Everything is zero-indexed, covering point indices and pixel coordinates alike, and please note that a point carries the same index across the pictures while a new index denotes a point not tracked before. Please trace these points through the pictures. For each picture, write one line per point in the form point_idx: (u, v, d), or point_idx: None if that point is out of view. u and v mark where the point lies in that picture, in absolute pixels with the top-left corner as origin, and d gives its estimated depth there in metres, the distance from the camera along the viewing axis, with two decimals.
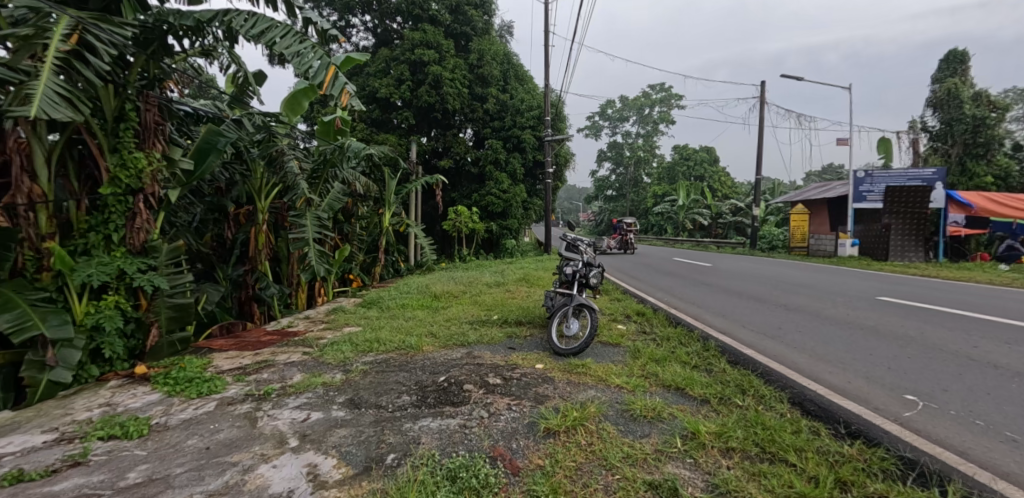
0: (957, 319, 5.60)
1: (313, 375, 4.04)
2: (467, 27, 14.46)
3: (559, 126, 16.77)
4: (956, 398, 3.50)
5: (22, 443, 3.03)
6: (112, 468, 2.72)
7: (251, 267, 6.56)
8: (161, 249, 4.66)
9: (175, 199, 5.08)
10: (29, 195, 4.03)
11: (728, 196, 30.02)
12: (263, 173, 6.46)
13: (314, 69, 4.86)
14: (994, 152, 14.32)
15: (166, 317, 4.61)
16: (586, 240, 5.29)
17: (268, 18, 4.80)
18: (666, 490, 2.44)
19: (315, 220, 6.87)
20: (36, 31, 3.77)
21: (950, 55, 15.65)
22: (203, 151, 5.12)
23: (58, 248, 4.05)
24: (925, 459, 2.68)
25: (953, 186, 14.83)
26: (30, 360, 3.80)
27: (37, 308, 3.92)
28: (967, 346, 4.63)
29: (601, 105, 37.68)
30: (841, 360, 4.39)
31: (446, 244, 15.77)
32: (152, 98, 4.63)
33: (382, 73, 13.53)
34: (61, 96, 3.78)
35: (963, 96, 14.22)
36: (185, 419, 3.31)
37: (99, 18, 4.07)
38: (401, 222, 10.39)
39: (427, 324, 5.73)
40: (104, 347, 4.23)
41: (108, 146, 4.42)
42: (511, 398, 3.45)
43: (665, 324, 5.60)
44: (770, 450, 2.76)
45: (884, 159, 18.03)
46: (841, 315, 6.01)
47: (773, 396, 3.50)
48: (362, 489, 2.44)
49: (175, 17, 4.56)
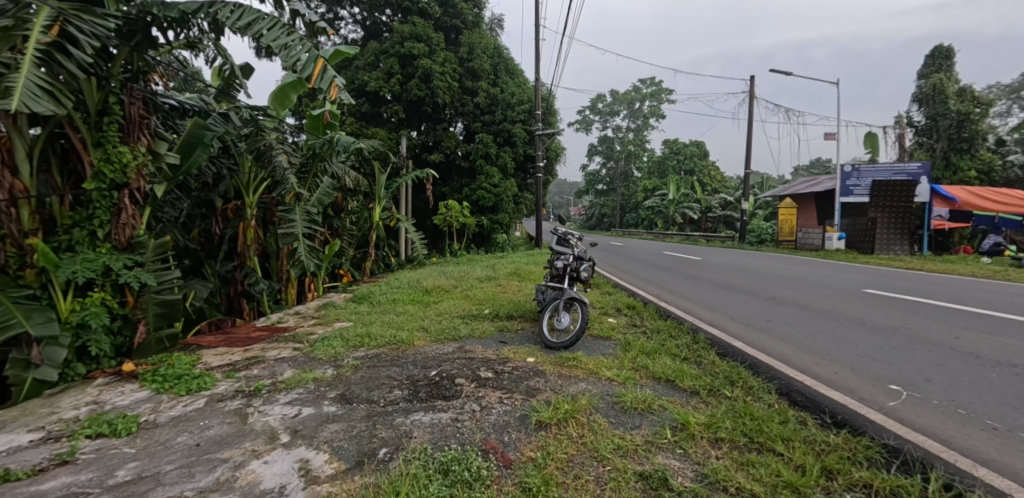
0: (942, 311, 5.70)
1: (303, 371, 4.01)
2: (456, 20, 14.37)
3: (550, 120, 16.75)
4: (938, 388, 3.56)
5: (8, 442, 2.99)
6: (101, 466, 2.70)
7: (240, 263, 6.49)
8: (148, 245, 4.60)
9: (161, 194, 5.03)
10: (10, 190, 3.96)
11: (717, 190, 30.24)
12: (251, 167, 6.39)
13: (303, 62, 4.80)
14: (978, 146, 14.51)
15: (153, 314, 4.56)
16: (576, 234, 5.28)
17: (254, 10, 4.68)
18: (657, 481, 2.47)
19: (304, 214, 6.81)
20: (16, 22, 3.70)
21: (935, 50, 15.87)
22: (189, 145, 5.05)
23: (41, 245, 3.97)
24: (908, 447, 2.74)
25: (938, 180, 15.04)
26: (15, 359, 3.73)
27: (20, 305, 3.86)
28: (950, 337, 4.72)
29: (591, 100, 37.79)
30: (828, 352, 4.44)
31: (437, 238, 15.88)
32: (137, 91, 4.55)
33: (371, 66, 13.46)
34: (42, 89, 3.70)
35: (947, 92, 14.41)
36: (174, 416, 3.28)
37: (81, 9, 3.96)
38: (391, 216, 10.33)
39: (418, 319, 5.72)
40: (90, 345, 4.17)
41: (92, 140, 4.34)
42: (502, 392, 3.46)
43: (655, 317, 5.64)
44: (759, 440, 2.81)
45: (870, 153, 18.25)
46: (829, 307, 6.09)
47: (761, 387, 3.55)
48: (355, 485, 2.44)
49: (159, 8, 4.45)
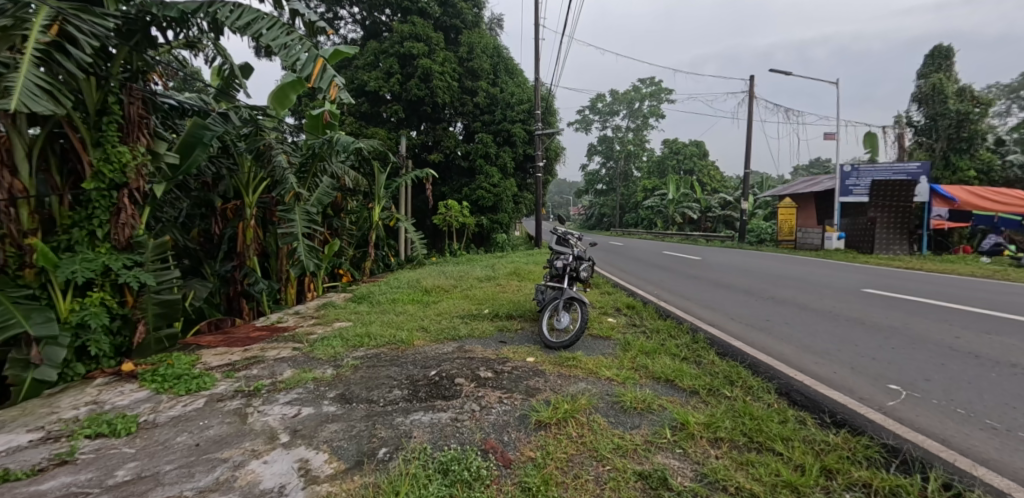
0: (942, 311, 5.69)
1: (303, 371, 4.01)
2: (456, 20, 14.35)
3: (550, 120, 16.76)
4: (938, 388, 3.56)
5: (8, 442, 2.99)
6: (100, 466, 2.70)
7: (239, 263, 6.50)
8: (147, 245, 4.61)
9: (160, 194, 5.04)
10: (9, 190, 3.95)
11: (717, 190, 30.26)
12: (251, 167, 6.39)
13: (302, 61, 4.80)
14: (977, 146, 14.52)
15: (153, 313, 4.56)
16: (576, 234, 5.29)
17: (254, 10, 4.68)
18: (657, 481, 2.47)
19: (304, 214, 6.81)
20: (14, 22, 3.70)
21: (935, 50, 15.88)
22: (189, 144, 5.05)
23: (41, 244, 3.97)
24: (908, 446, 2.75)
25: (937, 180, 15.05)
26: (14, 359, 3.73)
27: (20, 305, 3.86)
28: (949, 336, 4.72)
29: (591, 100, 37.81)
30: (827, 351, 4.45)
31: (437, 238, 15.88)
32: (136, 91, 4.55)
33: (370, 65, 13.45)
34: (42, 89, 3.69)
35: (947, 92, 14.40)
36: (174, 416, 3.28)
37: (80, 9, 3.96)
38: (391, 216, 10.33)
39: (418, 318, 5.72)
40: (89, 345, 4.17)
41: (91, 139, 4.34)
42: (502, 392, 3.46)
43: (655, 317, 5.64)
44: (758, 439, 2.81)
45: (870, 153, 18.26)
46: (828, 307, 6.10)
47: (760, 387, 3.56)
48: (354, 484, 2.44)
49: (159, 7, 4.43)
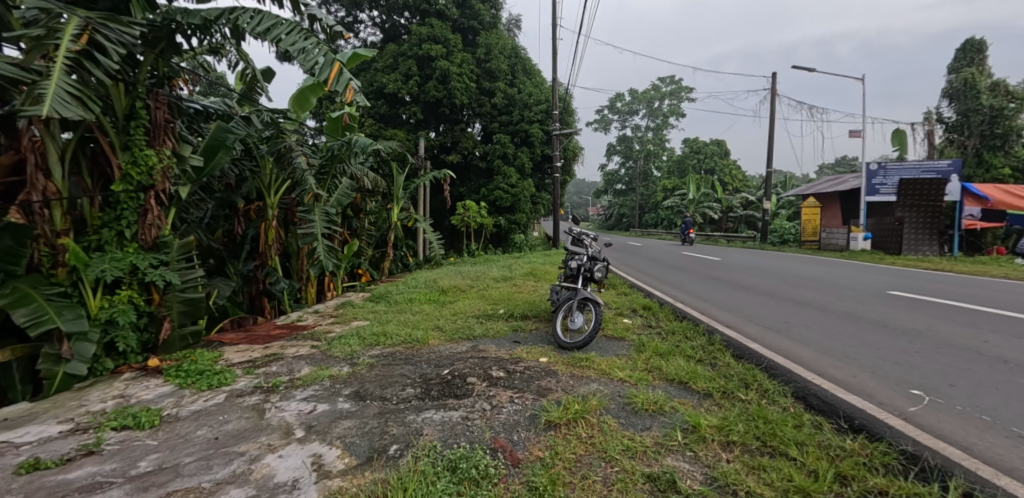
0: (969, 314, 5.51)
1: (321, 368, 4.11)
2: (474, 21, 14.44)
3: (567, 120, 16.73)
4: (961, 393, 3.47)
5: (40, 432, 3.13)
6: (124, 457, 2.80)
7: (261, 262, 6.65)
8: (172, 245, 4.77)
9: (185, 195, 5.19)
10: (44, 191, 4.07)
11: (740, 189, 29.67)
12: (272, 169, 6.56)
13: (320, 65, 4.89)
14: (1013, 143, 13.97)
15: (177, 311, 4.72)
16: (591, 234, 5.26)
17: (273, 15, 4.81)
18: (665, 483, 2.45)
19: (324, 215, 6.97)
20: (48, 32, 3.82)
21: (967, 44, 15.32)
22: (213, 147, 5.20)
23: (73, 244, 4.15)
24: (927, 454, 2.67)
25: (969, 178, 14.58)
26: (46, 353, 3.88)
27: (53, 302, 4.01)
28: (977, 340, 4.57)
29: (610, 99, 37.61)
30: (848, 354, 4.37)
31: (455, 239, 16.06)
32: (161, 96, 4.70)
33: (390, 68, 13.62)
34: (71, 95, 3.84)
35: (979, 87, 13.90)
36: (195, 410, 3.39)
37: (108, 17, 4.12)
38: (409, 216, 10.48)
39: (433, 318, 5.78)
40: (118, 340, 4.33)
41: (120, 143, 4.50)
42: (514, 391, 3.48)
43: (671, 318, 5.62)
44: (771, 443, 2.77)
45: (898, 151, 17.74)
46: (849, 309, 5.98)
47: (777, 390, 3.50)
48: (365, 480, 2.48)
49: (183, 15, 4.59)
